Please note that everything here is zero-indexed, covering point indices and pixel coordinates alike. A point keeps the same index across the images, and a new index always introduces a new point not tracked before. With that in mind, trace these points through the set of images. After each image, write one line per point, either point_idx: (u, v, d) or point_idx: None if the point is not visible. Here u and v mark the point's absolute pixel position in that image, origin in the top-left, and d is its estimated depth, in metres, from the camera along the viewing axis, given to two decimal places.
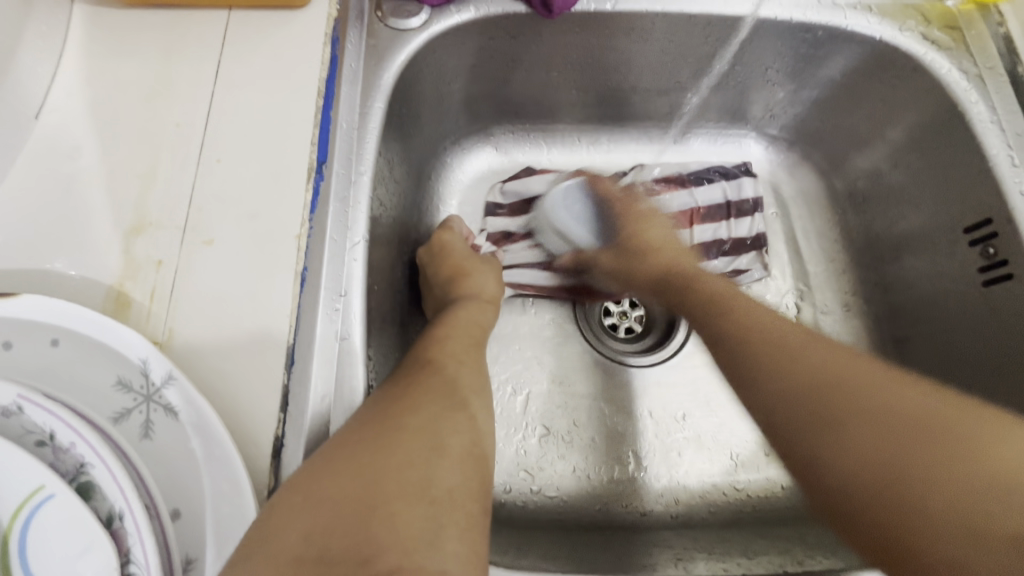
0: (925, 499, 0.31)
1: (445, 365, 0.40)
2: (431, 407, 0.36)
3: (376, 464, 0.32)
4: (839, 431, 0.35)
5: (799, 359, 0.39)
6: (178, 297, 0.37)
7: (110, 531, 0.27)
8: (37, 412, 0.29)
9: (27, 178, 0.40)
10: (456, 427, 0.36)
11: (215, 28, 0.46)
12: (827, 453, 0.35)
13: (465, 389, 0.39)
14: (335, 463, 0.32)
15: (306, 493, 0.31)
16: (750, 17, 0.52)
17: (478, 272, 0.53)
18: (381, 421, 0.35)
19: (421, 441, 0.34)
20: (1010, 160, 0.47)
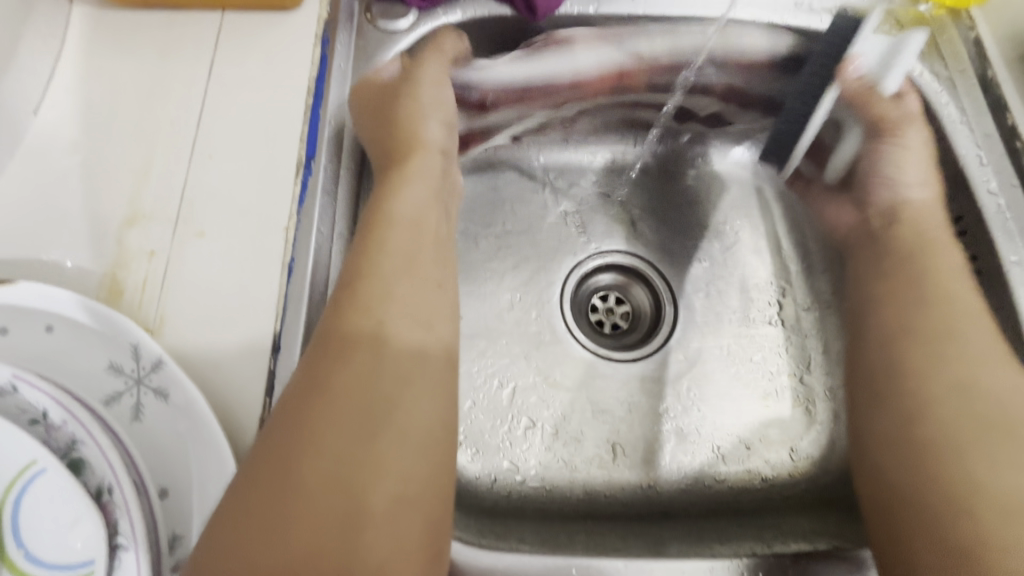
0: (963, 480, 0.37)
1: (363, 323, 0.36)
2: (355, 399, 0.33)
3: (313, 496, 0.31)
4: (913, 403, 0.41)
5: (945, 354, 0.41)
6: (170, 286, 0.39)
7: (99, 504, 0.28)
8: (31, 391, 0.30)
9: (26, 172, 0.41)
10: (386, 441, 0.33)
11: (208, 28, 0.47)
12: (898, 411, 0.42)
13: (392, 354, 0.36)
14: (261, 495, 0.30)
15: (240, 540, 0.29)
16: (726, 20, 0.54)
17: None
18: (295, 440, 0.32)
19: (354, 471, 0.32)
20: (978, 159, 0.49)
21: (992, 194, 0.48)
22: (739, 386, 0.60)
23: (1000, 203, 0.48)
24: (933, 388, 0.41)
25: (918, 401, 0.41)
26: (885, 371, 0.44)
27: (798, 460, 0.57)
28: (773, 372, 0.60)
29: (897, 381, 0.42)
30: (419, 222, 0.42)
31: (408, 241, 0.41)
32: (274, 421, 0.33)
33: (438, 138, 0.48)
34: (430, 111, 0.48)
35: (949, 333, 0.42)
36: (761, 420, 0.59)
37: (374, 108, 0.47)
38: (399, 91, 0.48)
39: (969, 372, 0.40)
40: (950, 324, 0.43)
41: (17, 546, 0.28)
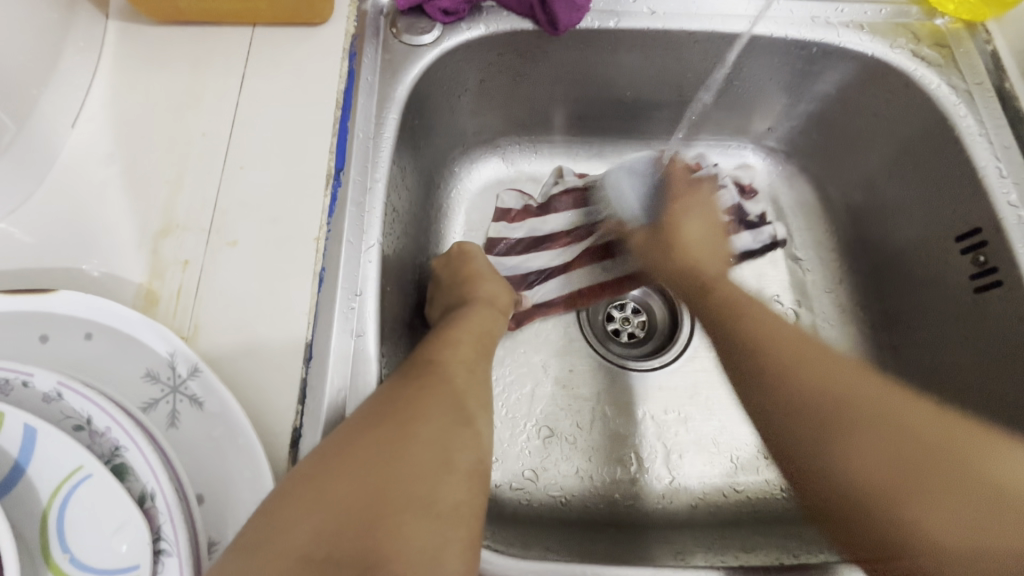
0: (907, 518, 0.39)
1: (452, 368, 0.41)
2: (440, 413, 0.37)
3: (390, 466, 0.33)
4: (820, 450, 0.44)
5: (792, 380, 0.46)
6: (203, 295, 0.40)
7: (143, 510, 0.29)
8: (76, 398, 0.31)
9: (63, 182, 0.42)
10: (461, 443, 0.36)
11: (239, 43, 0.49)
12: (826, 462, 0.43)
13: (471, 402, 0.39)
14: (341, 463, 0.32)
15: (315, 493, 0.31)
16: (744, 34, 0.54)
17: (493, 280, 0.54)
18: (387, 422, 0.35)
19: (428, 457, 0.34)
20: (998, 171, 0.49)
21: (1013, 206, 0.48)
22: None
23: (1021, 215, 0.47)
24: (855, 438, 0.42)
25: (831, 435, 0.43)
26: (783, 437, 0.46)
27: None
28: None
29: (813, 444, 0.44)
30: (484, 330, 0.48)
31: (486, 319, 0.50)
32: (370, 408, 0.36)
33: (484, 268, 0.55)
34: (499, 280, 0.55)
35: (805, 362, 0.47)
36: None
37: (454, 272, 0.54)
38: (476, 277, 0.53)
39: (863, 399, 0.45)
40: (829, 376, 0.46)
41: (63, 551, 0.28)
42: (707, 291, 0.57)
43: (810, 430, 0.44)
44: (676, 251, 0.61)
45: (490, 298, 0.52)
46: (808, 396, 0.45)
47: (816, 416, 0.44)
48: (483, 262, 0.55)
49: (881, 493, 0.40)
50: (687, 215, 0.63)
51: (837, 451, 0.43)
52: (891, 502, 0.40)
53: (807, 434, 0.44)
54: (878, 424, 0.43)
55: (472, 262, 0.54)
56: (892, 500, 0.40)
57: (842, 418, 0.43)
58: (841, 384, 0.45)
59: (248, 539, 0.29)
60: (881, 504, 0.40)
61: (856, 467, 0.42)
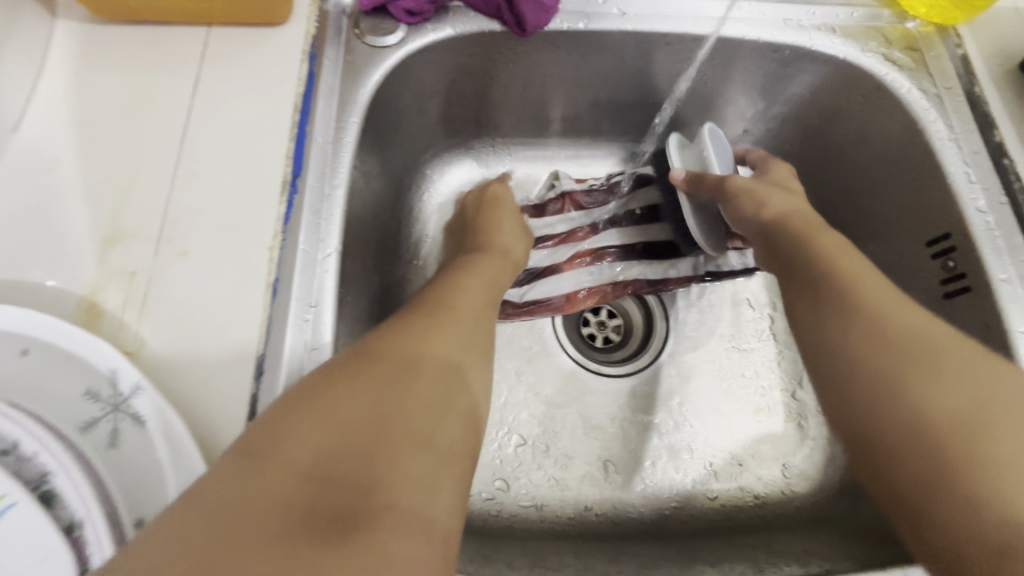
0: (991, 473, 0.30)
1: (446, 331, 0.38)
2: (428, 385, 0.33)
3: (401, 390, 0.32)
4: (883, 386, 0.35)
5: (869, 322, 0.38)
6: (150, 307, 0.38)
7: (70, 539, 0.27)
8: (3, 421, 0.29)
9: (5, 189, 0.41)
10: (461, 384, 0.35)
11: (194, 44, 0.47)
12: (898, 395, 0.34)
13: (477, 347, 0.39)
14: (344, 387, 0.31)
15: (283, 469, 0.27)
16: (715, 36, 0.54)
17: (512, 232, 0.57)
18: (394, 353, 0.34)
19: (429, 386, 0.33)
20: (967, 176, 0.49)
21: (981, 212, 0.48)
22: (731, 401, 0.59)
23: (988, 221, 0.47)
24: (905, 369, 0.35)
25: (889, 374, 0.35)
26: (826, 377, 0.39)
27: (789, 477, 0.57)
28: (767, 389, 0.60)
29: (871, 383, 0.36)
30: (487, 288, 0.47)
31: (500, 273, 0.51)
32: (349, 375, 0.32)
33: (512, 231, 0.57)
34: (522, 234, 0.58)
35: (866, 305, 0.39)
36: (752, 436, 0.58)
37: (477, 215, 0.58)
38: (494, 225, 0.56)
39: (896, 324, 0.37)
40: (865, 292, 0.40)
41: None
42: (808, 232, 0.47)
43: (870, 372, 0.36)
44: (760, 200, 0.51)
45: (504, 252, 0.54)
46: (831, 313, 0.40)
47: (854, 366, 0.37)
48: (509, 206, 0.59)
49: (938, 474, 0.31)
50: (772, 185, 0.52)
51: (877, 384, 0.36)
52: (960, 445, 0.31)
53: (928, 459, 0.32)
54: (955, 370, 0.34)
55: (499, 206, 0.59)
56: (953, 430, 0.32)
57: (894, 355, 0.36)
58: (876, 322, 0.38)
59: (200, 518, 0.25)
60: (921, 413, 0.33)
61: (920, 403, 0.33)
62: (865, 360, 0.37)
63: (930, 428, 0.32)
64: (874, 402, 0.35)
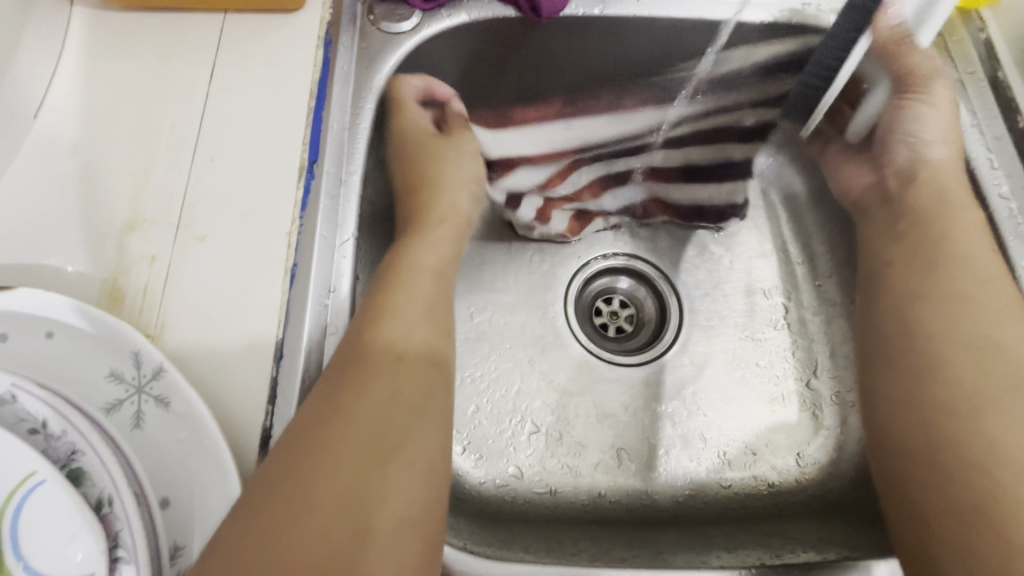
0: (1000, 492, 0.36)
1: (393, 337, 0.39)
2: (371, 423, 0.34)
3: (339, 461, 0.32)
4: (922, 394, 0.42)
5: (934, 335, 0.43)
6: (170, 292, 0.38)
7: (100, 516, 0.28)
8: (30, 400, 0.30)
9: (25, 175, 0.41)
10: (414, 409, 0.36)
11: (210, 31, 0.47)
12: (956, 427, 0.39)
13: (431, 358, 0.40)
14: (286, 472, 0.31)
15: (256, 526, 0.29)
16: (734, 20, 0.53)
17: (455, 189, 0.54)
18: (327, 413, 0.34)
19: (376, 437, 0.34)
20: (989, 161, 0.49)
21: (1003, 198, 0.48)
22: (745, 391, 0.59)
23: (1012, 207, 0.47)
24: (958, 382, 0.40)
25: (928, 382, 0.42)
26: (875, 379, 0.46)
27: (804, 465, 0.56)
28: (780, 377, 0.59)
29: (913, 387, 0.42)
30: (440, 268, 0.47)
31: (444, 231, 0.51)
32: (303, 414, 0.34)
33: (465, 207, 0.54)
34: (467, 185, 0.55)
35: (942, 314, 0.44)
36: (766, 426, 0.58)
37: (405, 179, 0.54)
38: (431, 184, 0.53)
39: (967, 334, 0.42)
40: (945, 294, 0.44)
41: (17, 557, 0.27)
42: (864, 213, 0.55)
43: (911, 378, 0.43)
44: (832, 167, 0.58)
45: (447, 214, 0.52)
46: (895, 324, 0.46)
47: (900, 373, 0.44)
48: (437, 165, 0.54)
49: (981, 508, 0.36)
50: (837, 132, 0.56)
51: (928, 392, 0.41)
52: (973, 460, 0.37)
53: (970, 485, 0.37)
54: (996, 391, 0.39)
55: (422, 156, 0.54)
56: (963, 440, 0.38)
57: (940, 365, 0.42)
58: (942, 332, 0.43)
59: None
60: (948, 426, 0.39)
61: (950, 414, 0.40)
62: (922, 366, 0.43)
63: (971, 456, 0.37)
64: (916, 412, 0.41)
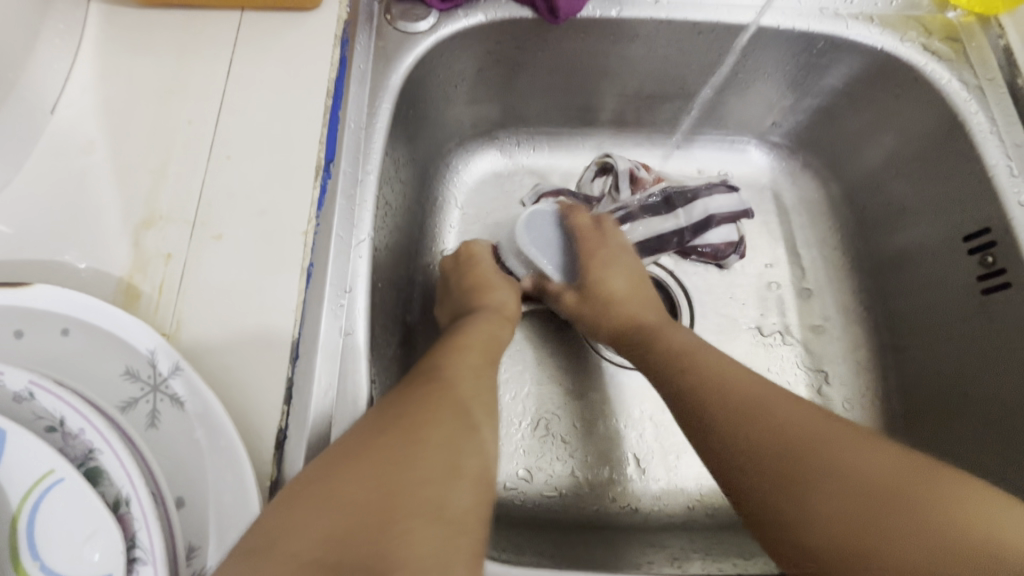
0: (883, 553, 0.32)
1: (456, 384, 0.38)
2: (435, 438, 0.34)
3: (397, 474, 0.31)
4: (793, 492, 0.35)
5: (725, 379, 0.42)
6: (186, 291, 0.38)
7: (117, 516, 0.27)
8: (48, 398, 0.29)
9: (41, 170, 0.41)
10: (465, 449, 0.34)
11: (228, 28, 0.47)
12: (830, 461, 0.36)
13: (476, 402, 0.37)
14: (348, 467, 0.32)
15: (324, 496, 0.30)
16: (754, 25, 0.53)
17: (503, 288, 0.52)
18: (396, 426, 0.34)
19: (433, 460, 0.32)
20: (1009, 170, 0.47)
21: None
22: None
23: None
24: (791, 477, 0.36)
25: (793, 483, 0.35)
26: (756, 493, 0.37)
27: None
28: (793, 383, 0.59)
29: (770, 485, 0.36)
30: (501, 323, 0.49)
31: (496, 276, 0.53)
32: (373, 417, 0.35)
33: (511, 306, 0.52)
34: (510, 286, 0.53)
35: (713, 377, 0.42)
36: None
37: (462, 278, 0.53)
38: (486, 284, 0.52)
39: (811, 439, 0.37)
40: (773, 405, 0.39)
41: (34, 558, 0.27)
42: (653, 338, 0.48)
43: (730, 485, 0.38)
44: (606, 308, 0.52)
45: (499, 308, 0.50)
46: (711, 393, 0.41)
47: (779, 449, 0.37)
48: (491, 260, 0.54)
49: (896, 499, 0.34)
50: (642, 248, 0.56)
51: (813, 508, 0.34)
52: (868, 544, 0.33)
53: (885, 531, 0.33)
54: (842, 479, 0.35)
55: (484, 270, 0.53)
56: (925, 524, 0.33)
57: (802, 466, 0.36)
58: (782, 419, 0.38)
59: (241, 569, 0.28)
60: (812, 539, 0.34)
61: (814, 524, 0.34)
62: (749, 473, 0.37)
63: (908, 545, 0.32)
64: (858, 523, 0.33)
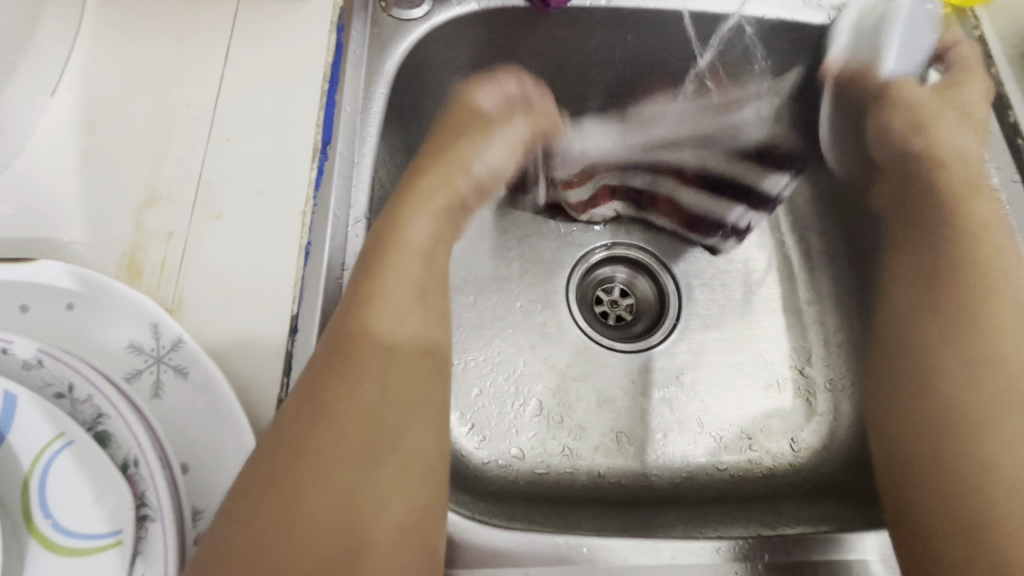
0: (986, 442, 0.39)
1: (345, 402, 0.33)
2: (337, 474, 0.31)
3: (293, 525, 0.29)
4: (925, 385, 0.43)
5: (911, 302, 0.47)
6: (187, 267, 0.39)
7: (126, 475, 0.29)
8: (57, 365, 0.31)
9: (42, 151, 0.42)
10: (375, 477, 0.32)
11: (225, 14, 0.48)
12: (925, 373, 0.43)
13: (379, 418, 0.33)
14: (241, 530, 0.29)
15: (264, 531, 0.29)
16: (737, 15, 0.55)
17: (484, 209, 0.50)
18: (284, 461, 0.31)
19: (337, 504, 0.30)
20: (981, 155, 0.50)
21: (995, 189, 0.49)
22: (741, 377, 0.61)
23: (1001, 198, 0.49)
24: (949, 369, 0.42)
25: (944, 350, 0.43)
26: (916, 353, 0.45)
27: (797, 450, 0.58)
28: (775, 365, 0.61)
29: (919, 361, 0.44)
30: (441, 240, 0.42)
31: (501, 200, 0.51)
32: (286, 415, 0.33)
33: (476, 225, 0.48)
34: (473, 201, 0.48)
35: (925, 261, 0.47)
36: (761, 411, 0.60)
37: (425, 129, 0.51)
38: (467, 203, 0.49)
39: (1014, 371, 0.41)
40: (990, 280, 0.44)
41: (45, 516, 0.28)
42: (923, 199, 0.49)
43: (894, 352, 0.47)
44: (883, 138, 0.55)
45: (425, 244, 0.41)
46: (922, 255, 0.48)
47: (914, 341, 0.45)
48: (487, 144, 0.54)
49: (955, 429, 0.40)
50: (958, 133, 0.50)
51: (940, 366, 0.42)
52: (962, 427, 0.40)
53: (953, 442, 0.40)
54: (1006, 393, 0.40)
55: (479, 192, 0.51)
56: (983, 524, 0.36)
57: (946, 350, 0.43)
58: (972, 344, 0.42)
59: None
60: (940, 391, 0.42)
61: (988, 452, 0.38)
62: (917, 376, 0.44)
63: (979, 463, 0.38)
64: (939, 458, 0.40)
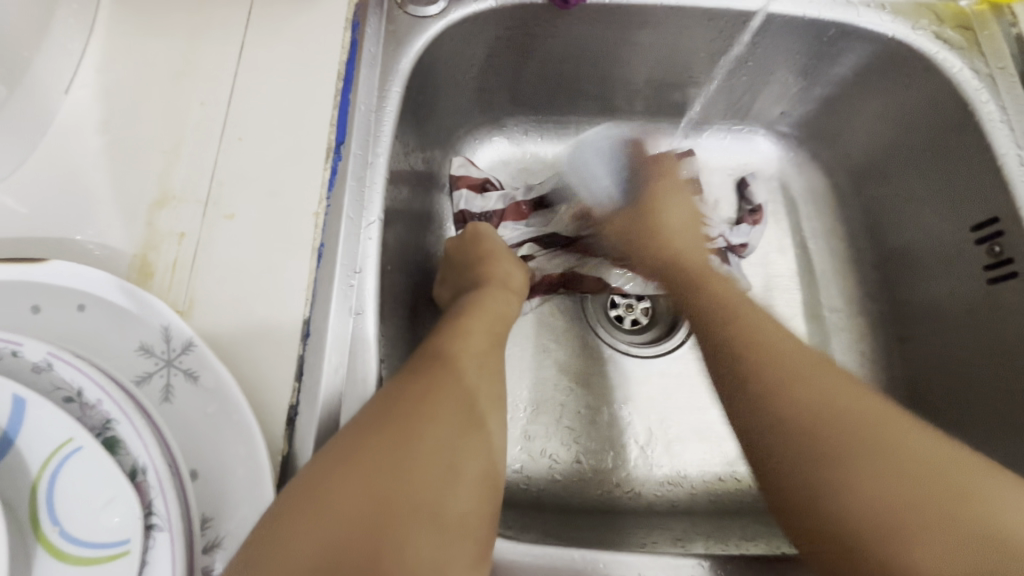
0: (898, 538, 0.30)
1: (466, 365, 0.39)
2: (445, 434, 0.34)
3: (395, 473, 0.31)
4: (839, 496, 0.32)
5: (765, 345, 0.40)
6: (199, 268, 0.39)
7: (134, 484, 0.28)
8: (66, 368, 0.30)
9: (55, 149, 0.41)
10: (473, 450, 0.35)
11: (240, 11, 0.47)
12: (831, 508, 0.33)
13: (482, 398, 0.38)
14: (343, 468, 0.31)
15: (323, 500, 0.30)
16: (763, 12, 0.53)
17: (505, 261, 0.52)
18: (402, 420, 0.34)
19: (439, 463, 0.33)
20: (1019, 159, 0.47)
21: None
22: None
23: None
24: (816, 480, 0.33)
25: (825, 493, 0.33)
26: (802, 489, 0.34)
27: None
28: None
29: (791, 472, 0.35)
30: (504, 314, 0.47)
31: (499, 247, 0.53)
32: (387, 395, 0.35)
33: (518, 282, 0.52)
34: (514, 260, 0.53)
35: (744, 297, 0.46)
36: None
37: (467, 253, 0.53)
38: (492, 257, 0.52)
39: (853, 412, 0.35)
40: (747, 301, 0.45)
41: (53, 523, 0.28)
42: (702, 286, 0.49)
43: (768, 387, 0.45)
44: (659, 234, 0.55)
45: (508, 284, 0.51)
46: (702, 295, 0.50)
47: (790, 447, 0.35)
48: (500, 243, 0.54)
49: (874, 529, 0.31)
50: (670, 201, 0.58)
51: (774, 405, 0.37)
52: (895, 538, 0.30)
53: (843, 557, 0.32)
54: (903, 477, 0.32)
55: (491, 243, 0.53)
56: None
57: (822, 451, 0.34)
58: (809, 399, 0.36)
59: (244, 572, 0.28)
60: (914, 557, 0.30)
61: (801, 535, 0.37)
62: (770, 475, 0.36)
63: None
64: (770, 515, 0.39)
